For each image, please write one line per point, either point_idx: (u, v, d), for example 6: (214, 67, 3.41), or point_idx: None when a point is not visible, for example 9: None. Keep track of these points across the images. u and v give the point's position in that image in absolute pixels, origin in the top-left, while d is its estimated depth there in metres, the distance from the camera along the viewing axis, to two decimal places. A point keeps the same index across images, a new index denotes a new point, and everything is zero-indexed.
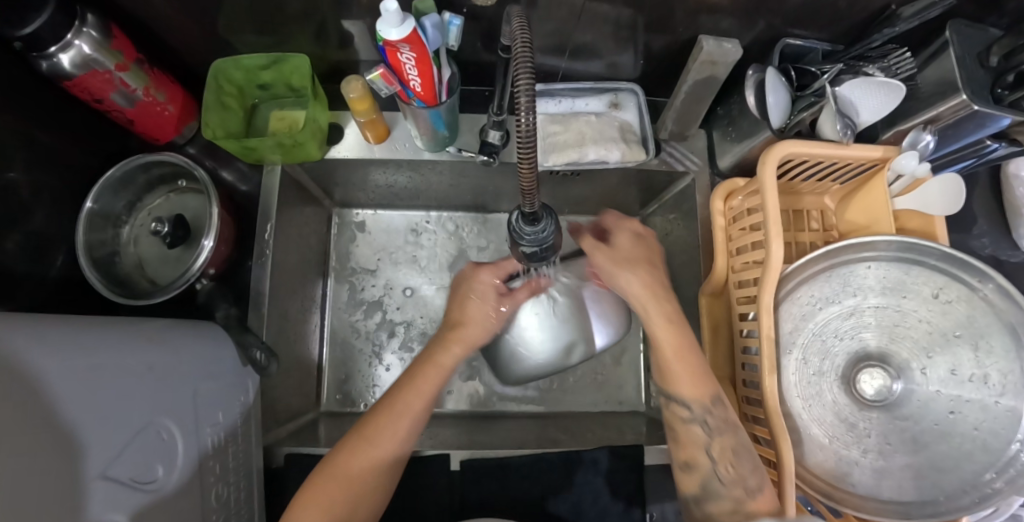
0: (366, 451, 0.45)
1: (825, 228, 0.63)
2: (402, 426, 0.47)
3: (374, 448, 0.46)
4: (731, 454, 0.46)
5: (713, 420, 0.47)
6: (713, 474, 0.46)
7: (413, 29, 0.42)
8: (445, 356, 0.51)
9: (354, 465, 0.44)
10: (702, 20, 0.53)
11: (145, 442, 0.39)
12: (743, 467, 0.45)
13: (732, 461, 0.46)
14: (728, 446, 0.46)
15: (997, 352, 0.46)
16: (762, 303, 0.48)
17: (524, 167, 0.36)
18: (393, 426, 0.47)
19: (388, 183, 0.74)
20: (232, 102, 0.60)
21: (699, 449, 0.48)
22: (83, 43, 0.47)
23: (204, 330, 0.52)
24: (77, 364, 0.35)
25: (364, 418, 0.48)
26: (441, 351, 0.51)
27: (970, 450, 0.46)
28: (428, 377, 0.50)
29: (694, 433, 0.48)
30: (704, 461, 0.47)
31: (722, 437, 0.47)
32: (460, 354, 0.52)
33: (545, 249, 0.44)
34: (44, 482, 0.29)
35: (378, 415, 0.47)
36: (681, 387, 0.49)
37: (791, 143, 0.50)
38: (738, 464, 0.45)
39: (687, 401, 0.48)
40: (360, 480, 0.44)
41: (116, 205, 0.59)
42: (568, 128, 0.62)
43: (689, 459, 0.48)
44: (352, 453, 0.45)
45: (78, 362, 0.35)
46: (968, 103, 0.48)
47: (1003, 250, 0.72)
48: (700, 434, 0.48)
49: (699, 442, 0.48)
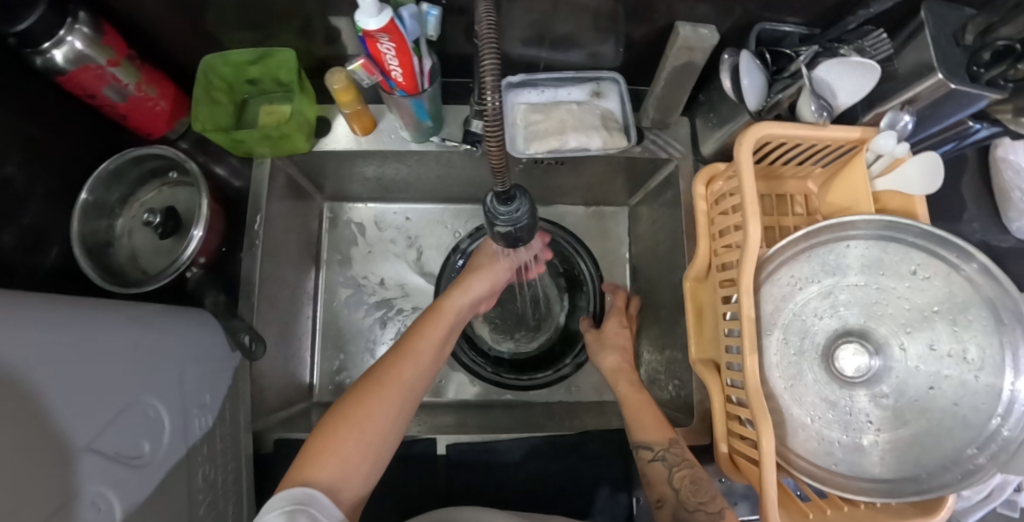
0: (374, 400, 0.45)
1: (808, 212, 0.64)
2: (409, 372, 0.49)
3: (387, 394, 0.46)
4: (689, 482, 0.48)
5: (674, 456, 0.50)
6: (680, 503, 0.46)
7: (390, 19, 0.43)
8: (449, 301, 0.57)
9: (361, 411, 0.44)
10: (678, 7, 0.54)
11: (132, 418, 0.40)
12: (703, 495, 0.46)
13: (691, 488, 0.47)
14: (688, 477, 0.48)
15: (975, 327, 0.46)
16: (742, 283, 0.47)
17: (492, 144, 0.35)
18: (397, 373, 0.48)
19: (376, 175, 0.75)
20: (222, 97, 0.62)
21: (664, 483, 0.49)
22: (75, 39, 0.49)
23: (190, 314, 0.53)
24: (62, 341, 0.36)
25: (370, 371, 0.48)
26: (445, 298, 0.57)
27: (951, 426, 0.46)
28: (431, 320, 0.54)
29: (658, 469, 0.49)
30: (669, 494, 0.48)
31: (683, 470, 0.49)
32: (463, 299, 0.57)
33: (520, 230, 0.45)
34: (29, 449, 0.30)
35: (387, 364, 0.49)
36: (644, 434, 0.53)
37: (766, 124, 0.50)
38: (697, 491, 0.47)
39: (649, 442, 0.52)
40: (368, 429, 0.44)
41: (109, 197, 0.60)
42: (550, 117, 0.63)
43: (658, 496, 0.49)
44: (365, 400, 0.45)
45: (62, 338, 0.36)
46: (944, 82, 0.48)
47: (993, 234, 0.71)
48: (663, 469, 0.49)
49: (663, 477, 0.49)
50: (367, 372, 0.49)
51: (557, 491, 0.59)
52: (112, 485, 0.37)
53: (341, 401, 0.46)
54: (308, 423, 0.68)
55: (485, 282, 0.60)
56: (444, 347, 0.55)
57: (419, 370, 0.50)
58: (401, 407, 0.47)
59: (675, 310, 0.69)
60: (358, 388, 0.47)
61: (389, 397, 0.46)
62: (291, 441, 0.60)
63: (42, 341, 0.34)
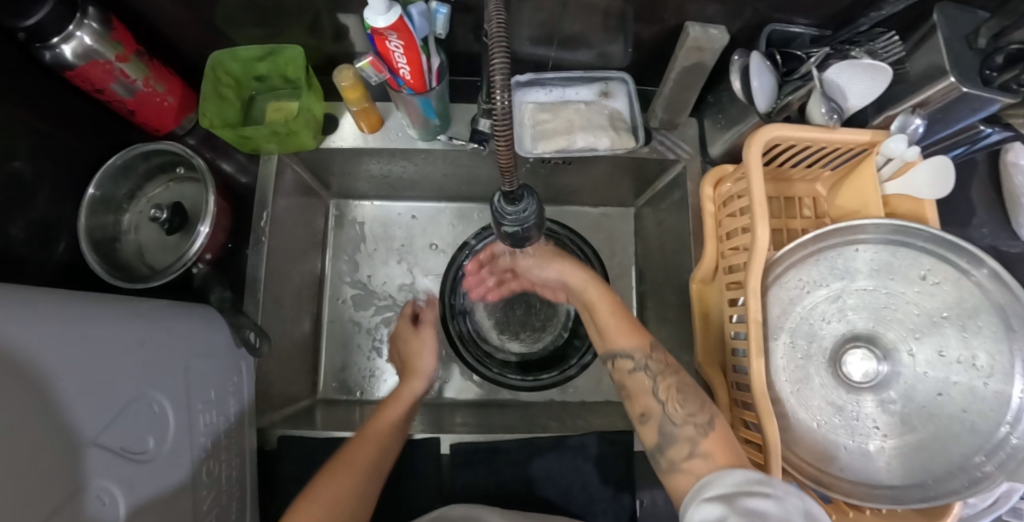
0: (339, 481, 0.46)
1: (816, 215, 0.63)
2: (373, 451, 0.50)
3: (357, 470, 0.47)
4: (675, 392, 0.48)
5: (655, 363, 0.50)
6: (665, 416, 0.47)
7: (399, 16, 0.43)
8: (405, 388, 0.58)
9: (327, 492, 0.45)
10: (687, 7, 0.54)
11: (137, 413, 0.40)
12: (690, 405, 0.46)
13: (678, 398, 0.47)
14: (672, 385, 0.48)
15: (985, 333, 0.45)
16: (749, 286, 0.47)
17: (501, 146, 0.35)
18: (362, 453, 0.49)
19: (383, 173, 0.75)
20: (230, 93, 0.62)
21: (649, 395, 0.49)
22: (84, 34, 0.49)
23: (195, 308, 0.53)
24: (69, 333, 0.36)
25: (339, 452, 0.49)
26: (403, 387, 0.58)
27: (959, 432, 0.45)
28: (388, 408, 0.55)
29: (640, 380, 0.50)
30: (654, 405, 0.48)
31: (666, 377, 0.49)
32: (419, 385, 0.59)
33: (526, 230, 0.45)
34: (33, 443, 0.30)
35: (352, 447, 0.50)
36: (622, 342, 0.53)
37: (776, 125, 0.50)
38: (685, 401, 0.46)
39: (628, 351, 0.52)
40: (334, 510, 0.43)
41: (117, 192, 0.60)
42: (558, 116, 0.63)
43: (642, 409, 0.49)
44: (328, 483, 0.45)
45: (68, 330, 0.36)
46: (956, 85, 0.47)
47: (1003, 241, 0.70)
48: (645, 380, 0.50)
49: (647, 388, 0.49)
50: (334, 456, 0.49)
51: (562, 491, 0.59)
52: (116, 479, 0.37)
53: (310, 485, 0.46)
54: (312, 420, 0.68)
55: (433, 360, 0.62)
56: (402, 434, 0.55)
57: (384, 449, 0.51)
58: (364, 488, 0.47)
59: (681, 311, 0.69)
60: (330, 468, 0.47)
61: (357, 477, 0.47)
62: (295, 438, 0.60)
63: (47, 333, 0.34)
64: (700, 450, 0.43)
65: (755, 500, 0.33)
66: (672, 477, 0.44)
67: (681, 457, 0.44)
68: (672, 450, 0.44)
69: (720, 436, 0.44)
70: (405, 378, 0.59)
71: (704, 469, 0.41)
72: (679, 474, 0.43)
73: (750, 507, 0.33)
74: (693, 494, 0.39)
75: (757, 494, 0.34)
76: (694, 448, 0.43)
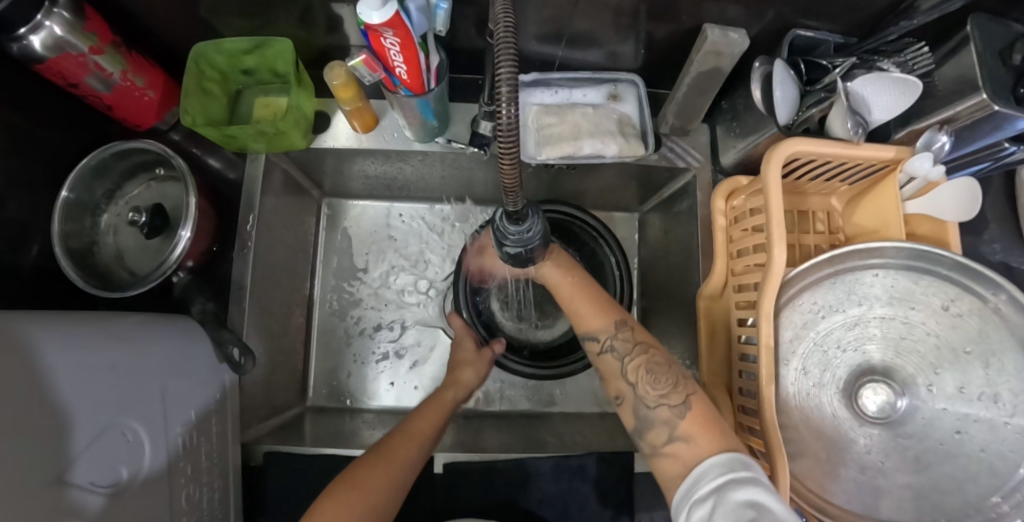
0: (381, 468, 0.47)
1: (830, 230, 0.60)
2: (414, 448, 0.51)
3: (395, 463, 0.48)
4: (646, 373, 0.46)
5: (622, 343, 0.48)
6: (639, 399, 0.45)
7: (395, 12, 0.39)
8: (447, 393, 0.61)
9: (373, 476, 0.46)
10: (706, 8, 0.50)
11: (105, 445, 0.37)
12: (662, 384, 0.44)
13: (648, 380, 0.45)
14: (642, 366, 0.46)
15: (1009, 370, 0.44)
16: (762, 309, 0.44)
17: (505, 162, 0.30)
18: (406, 448, 0.50)
19: (376, 173, 0.72)
20: (214, 87, 0.58)
21: (620, 378, 0.47)
22: (54, 24, 0.45)
23: (178, 324, 0.51)
24: (18, 372, 0.32)
25: (380, 444, 0.50)
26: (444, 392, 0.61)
27: (975, 472, 0.43)
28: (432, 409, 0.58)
29: (610, 362, 0.48)
30: (626, 389, 0.46)
31: (634, 358, 0.47)
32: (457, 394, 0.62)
33: (530, 250, 0.43)
34: (8, 495, 0.28)
35: (394, 440, 0.51)
36: (589, 324, 0.51)
37: (797, 140, 0.46)
38: (655, 382, 0.45)
39: (594, 333, 0.50)
40: (372, 494, 0.44)
41: (93, 193, 0.57)
42: (563, 119, 0.60)
43: (617, 393, 0.47)
44: (371, 466, 0.47)
45: (14, 371, 0.32)
46: (987, 103, 0.43)
47: (1014, 256, 0.66)
48: (615, 363, 0.48)
49: (618, 371, 0.47)
50: (373, 448, 0.50)
51: (557, 511, 0.58)
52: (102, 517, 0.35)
53: (347, 470, 0.47)
54: (301, 433, 0.65)
55: (476, 374, 0.65)
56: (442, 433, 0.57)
57: (422, 449, 0.52)
58: (405, 475, 0.48)
59: (687, 327, 0.67)
60: (367, 458, 0.48)
61: (393, 465, 0.48)
62: (280, 454, 0.57)
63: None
64: (680, 433, 0.41)
65: (745, 490, 0.32)
66: (655, 460, 0.43)
67: (661, 442, 0.42)
68: (651, 434, 0.43)
69: (698, 414, 0.42)
70: (447, 385, 0.63)
71: (691, 455, 0.40)
72: (662, 458, 0.42)
73: (741, 499, 0.32)
74: (683, 493, 0.37)
75: (746, 484, 0.33)
76: (673, 432, 0.42)
